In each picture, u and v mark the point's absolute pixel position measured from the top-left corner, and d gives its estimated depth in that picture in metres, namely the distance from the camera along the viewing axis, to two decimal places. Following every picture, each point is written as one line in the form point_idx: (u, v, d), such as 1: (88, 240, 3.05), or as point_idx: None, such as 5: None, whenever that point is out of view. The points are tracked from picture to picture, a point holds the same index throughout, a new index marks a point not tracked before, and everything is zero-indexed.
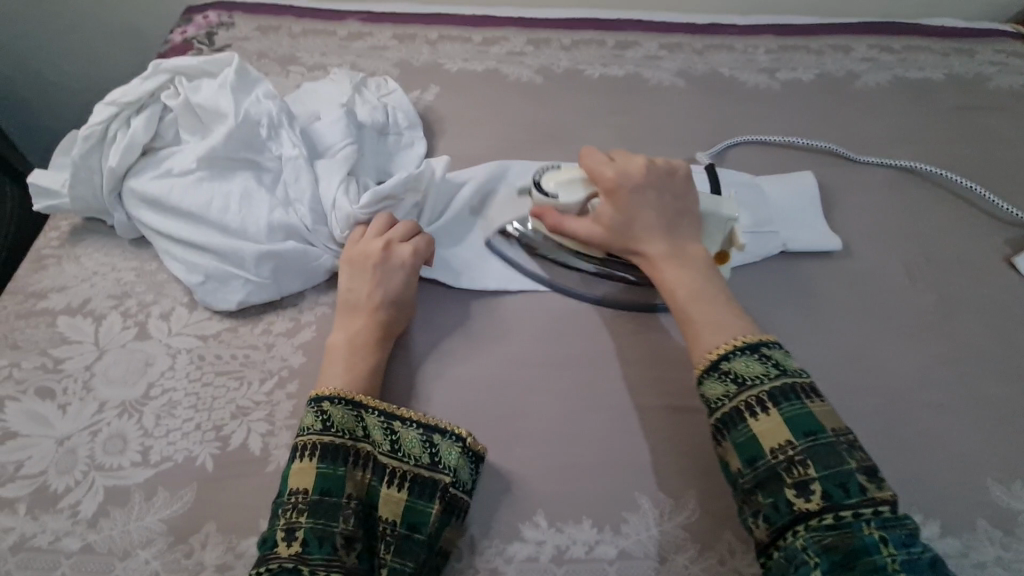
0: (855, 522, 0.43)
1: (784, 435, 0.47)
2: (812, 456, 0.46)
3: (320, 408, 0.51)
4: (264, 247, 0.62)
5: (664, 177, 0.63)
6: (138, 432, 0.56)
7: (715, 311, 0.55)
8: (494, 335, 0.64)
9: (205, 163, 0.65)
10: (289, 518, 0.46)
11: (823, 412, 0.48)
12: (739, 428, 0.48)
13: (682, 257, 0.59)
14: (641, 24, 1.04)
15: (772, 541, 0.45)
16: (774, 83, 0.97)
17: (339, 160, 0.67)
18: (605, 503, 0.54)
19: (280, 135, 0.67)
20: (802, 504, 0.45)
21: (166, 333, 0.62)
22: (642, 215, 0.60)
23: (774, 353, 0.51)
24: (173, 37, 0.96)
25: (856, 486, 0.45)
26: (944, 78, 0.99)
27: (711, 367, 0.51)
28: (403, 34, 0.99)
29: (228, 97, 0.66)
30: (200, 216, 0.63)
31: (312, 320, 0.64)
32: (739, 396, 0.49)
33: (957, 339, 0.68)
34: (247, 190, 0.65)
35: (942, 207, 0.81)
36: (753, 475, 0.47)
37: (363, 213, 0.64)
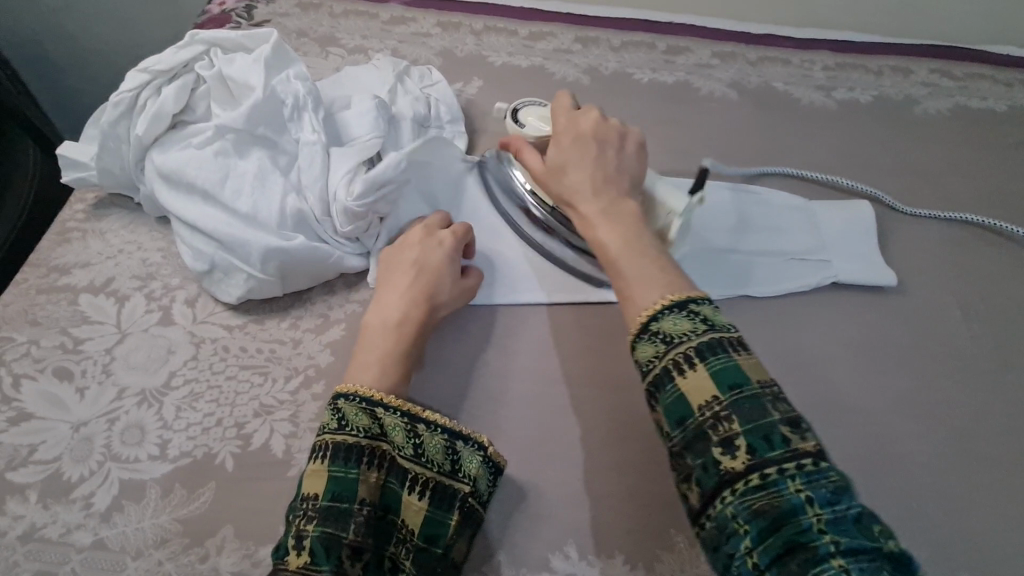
0: (780, 480, 0.39)
1: (709, 391, 0.43)
2: (736, 410, 0.42)
3: (336, 407, 0.48)
4: (274, 240, 0.57)
5: (605, 139, 0.61)
6: (157, 423, 0.53)
7: (646, 267, 0.51)
8: (531, 348, 0.61)
9: (223, 140, 0.59)
10: (299, 523, 0.43)
11: (750, 364, 0.44)
12: (667, 389, 0.44)
13: (615, 214, 0.56)
14: (694, 29, 1.00)
15: (703, 508, 0.41)
16: (830, 102, 0.93)
17: (359, 150, 0.62)
18: (642, 538, 0.51)
19: (303, 118, 0.62)
20: (728, 464, 0.40)
21: (191, 321, 0.60)
22: (579, 173, 0.58)
23: (703, 308, 0.48)
24: (211, 8, 0.93)
25: (779, 438, 0.41)
26: (1007, 109, 0.95)
27: (642, 329, 0.48)
28: (447, 22, 0.95)
29: (260, 71, 0.60)
30: (210, 198, 0.58)
31: (342, 318, 0.61)
32: (668, 354, 0.45)
33: (1014, 389, 0.65)
34: (261, 173, 0.59)
35: (1003, 247, 0.77)
36: (681, 438, 0.43)
37: (354, 205, 0.58)
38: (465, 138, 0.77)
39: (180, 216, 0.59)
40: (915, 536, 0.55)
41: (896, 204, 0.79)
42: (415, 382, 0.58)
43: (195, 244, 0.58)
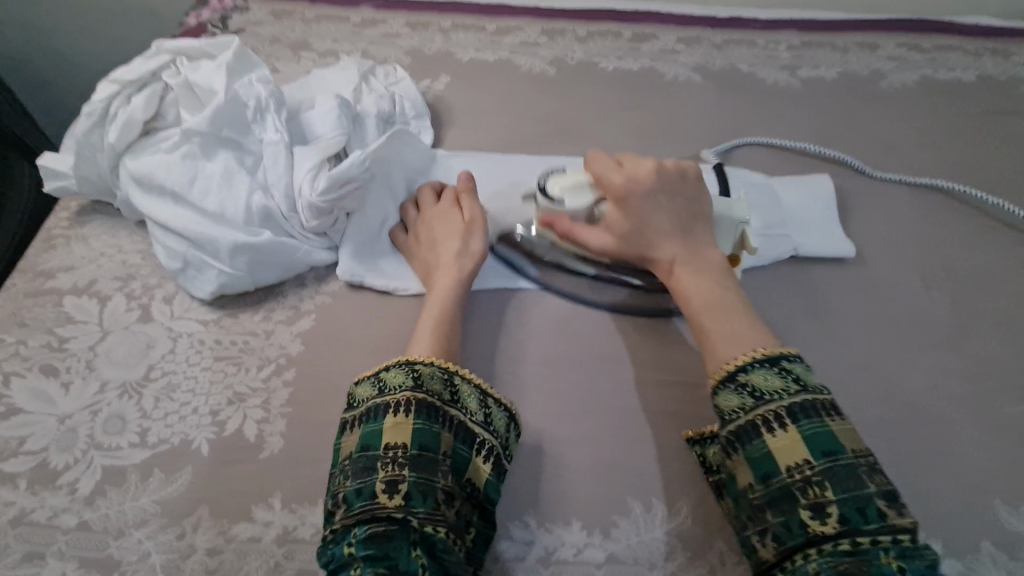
0: (872, 549, 0.41)
1: (801, 454, 0.45)
2: (831, 478, 0.44)
3: (411, 369, 0.50)
4: (241, 237, 0.60)
5: (675, 181, 0.61)
6: (137, 413, 0.56)
7: (728, 320, 0.53)
8: (492, 330, 0.64)
9: (190, 143, 0.62)
10: (390, 471, 0.45)
11: (845, 431, 0.46)
12: (754, 443, 0.47)
13: (698, 265, 0.58)
14: (660, 16, 1.02)
15: (780, 561, 0.44)
16: (795, 80, 0.94)
17: (321, 148, 0.64)
18: (597, 505, 0.53)
19: (266, 119, 0.64)
20: (816, 527, 0.43)
21: (169, 316, 0.63)
22: (655, 221, 0.59)
23: (795, 367, 0.49)
24: (187, 20, 0.96)
25: (874, 512, 0.42)
26: (975, 79, 0.95)
27: (727, 379, 0.50)
28: (416, 22, 0.98)
29: (224, 77, 0.63)
30: (179, 199, 0.61)
31: (312, 309, 0.64)
32: (755, 410, 0.47)
33: (971, 353, 0.66)
34: (227, 174, 0.62)
35: (965, 215, 0.78)
36: (765, 492, 0.45)
37: (320, 200, 0.61)
38: (431, 132, 0.80)
39: (153, 217, 0.61)
40: None
41: (865, 168, 0.82)
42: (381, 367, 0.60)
43: (169, 244, 0.61)
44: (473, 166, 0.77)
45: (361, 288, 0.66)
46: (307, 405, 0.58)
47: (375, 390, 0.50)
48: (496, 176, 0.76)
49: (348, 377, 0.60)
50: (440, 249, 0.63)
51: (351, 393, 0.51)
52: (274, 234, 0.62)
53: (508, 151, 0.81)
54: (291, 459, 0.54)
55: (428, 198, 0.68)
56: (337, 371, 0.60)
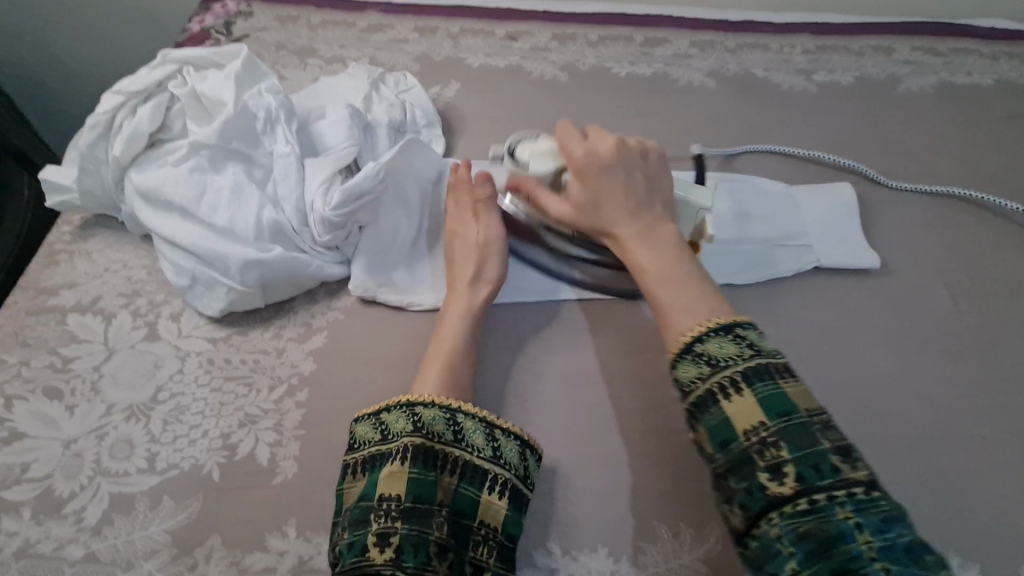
0: (829, 506, 0.38)
1: (756, 416, 0.42)
2: (785, 437, 0.41)
3: (410, 412, 0.49)
4: (251, 252, 0.58)
5: (635, 158, 0.59)
6: (144, 437, 0.54)
7: (683, 293, 0.50)
8: (509, 347, 0.62)
9: (198, 156, 0.60)
10: (382, 523, 0.44)
11: (798, 392, 0.43)
12: (711, 411, 0.43)
13: (653, 238, 0.54)
14: (672, 20, 1.00)
15: (747, 529, 0.40)
16: (811, 85, 0.92)
17: (333, 159, 0.62)
18: (623, 530, 0.51)
19: (276, 131, 0.62)
20: (774, 488, 0.40)
21: (176, 335, 0.61)
22: (611, 193, 0.56)
23: (749, 333, 0.46)
24: (191, 26, 0.94)
25: (829, 467, 0.39)
26: (993, 83, 0.94)
27: (684, 349, 0.47)
28: (424, 27, 0.96)
29: (232, 87, 0.61)
30: (187, 213, 0.59)
31: (324, 325, 0.62)
32: (711, 377, 0.44)
33: (1002, 366, 0.64)
34: (236, 187, 0.60)
35: (989, 223, 0.76)
36: (726, 461, 0.42)
37: (332, 214, 0.59)
38: (442, 141, 0.78)
39: (159, 232, 0.59)
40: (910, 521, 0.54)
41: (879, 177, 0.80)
42: (398, 386, 0.59)
43: (176, 260, 0.59)
44: None
45: (375, 304, 0.64)
46: (321, 427, 0.56)
47: (378, 434, 0.49)
48: None
49: (363, 397, 0.58)
50: (465, 262, 0.63)
51: (352, 432, 0.51)
52: (285, 249, 0.60)
53: None
54: (306, 484, 0.52)
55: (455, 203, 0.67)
56: (352, 391, 0.58)
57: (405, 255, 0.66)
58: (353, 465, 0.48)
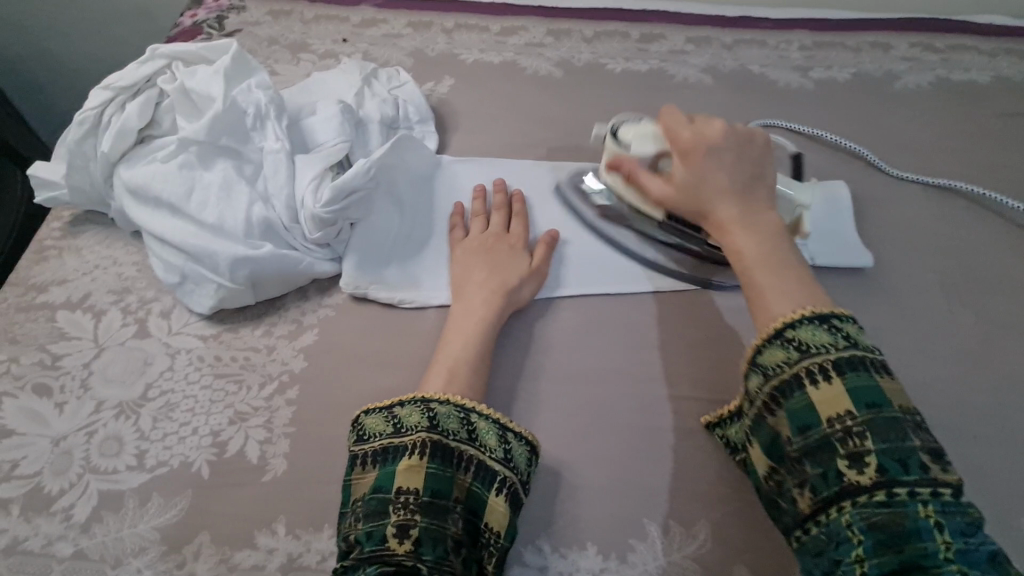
0: (909, 501, 0.38)
1: (844, 405, 0.41)
2: (872, 429, 0.40)
3: (426, 408, 0.49)
4: (240, 250, 0.58)
5: (744, 142, 0.57)
6: (134, 434, 0.54)
7: (787, 283, 0.48)
8: (501, 345, 0.62)
9: (188, 152, 0.60)
10: (401, 515, 0.44)
11: (892, 388, 0.42)
12: (794, 395, 0.43)
13: (758, 223, 0.52)
14: (669, 15, 0.99)
15: (813, 514, 0.40)
16: (807, 82, 0.92)
17: (323, 157, 0.62)
18: (613, 528, 0.52)
19: (266, 127, 0.62)
20: (853, 477, 0.39)
21: (166, 332, 0.61)
22: (714, 174, 0.54)
23: (845, 325, 0.45)
24: (183, 21, 0.93)
25: (917, 464, 0.39)
26: (991, 81, 0.93)
27: (774, 334, 0.45)
28: (418, 22, 0.95)
29: (221, 82, 0.61)
30: (176, 210, 0.58)
31: (315, 322, 0.62)
32: (799, 363, 0.43)
33: (995, 365, 0.64)
34: (226, 183, 0.59)
35: (984, 221, 0.76)
36: (803, 445, 0.42)
37: (323, 212, 0.59)
38: (435, 137, 0.78)
39: (148, 229, 0.59)
40: None
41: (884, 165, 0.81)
42: (389, 383, 0.59)
43: (166, 257, 0.59)
44: (479, 174, 0.75)
45: (366, 302, 0.64)
46: (311, 424, 0.56)
47: (389, 427, 0.48)
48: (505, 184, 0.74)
49: (354, 395, 0.58)
50: (502, 270, 0.63)
51: (359, 423, 0.50)
52: (275, 247, 0.60)
53: (514, 157, 0.79)
54: (296, 482, 0.52)
55: (498, 219, 0.68)
56: (342, 388, 0.58)
57: (397, 253, 0.66)
58: (363, 456, 0.48)
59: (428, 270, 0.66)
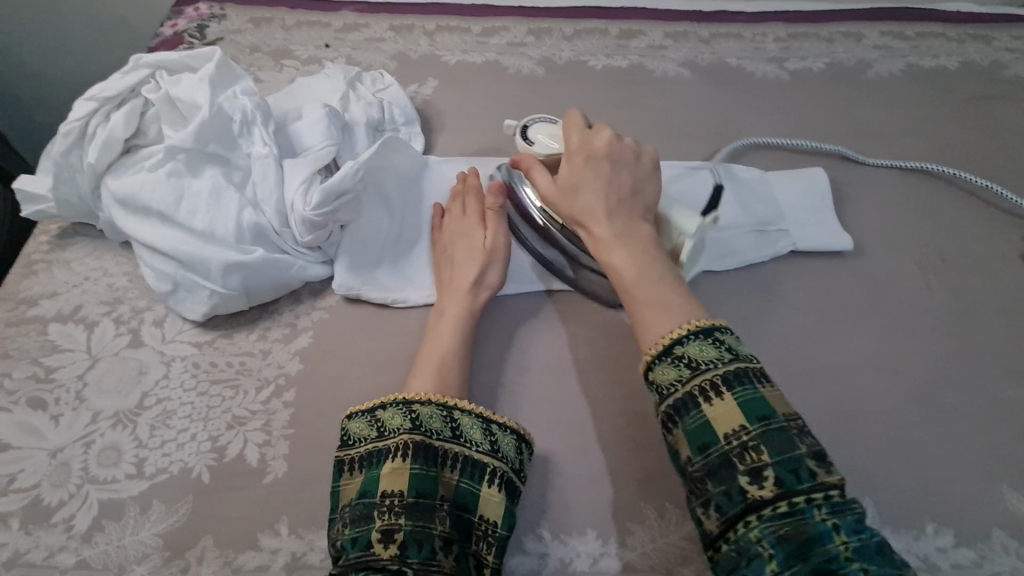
0: (806, 508, 0.40)
1: (736, 421, 0.44)
2: (764, 441, 0.43)
3: (407, 410, 0.50)
4: (232, 256, 0.58)
5: (627, 155, 0.60)
6: (132, 443, 0.55)
7: (661, 296, 0.52)
8: (494, 339, 0.63)
9: (174, 159, 0.60)
10: (386, 519, 0.44)
11: (775, 397, 0.46)
12: (692, 414, 0.45)
13: (631, 238, 0.56)
14: (647, 12, 1.01)
15: (722, 532, 0.42)
16: (783, 73, 0.94)
17: (311, 161, 0.62)
18: (611, 514, 0.53)
19: (253, 133, 0.62)
20: (754, 492, 0.41)
21: (160, 340, 0.61)
22: (593, 191, 0.58)
23: (727, 337, 0.48)
24: (164, 31, 0.93)
25: (806, 471, 0.42)
26: (960, 66, 0.96)
27: (663, 352, 0.48)
28: (399, 25, 0.96)
29: (206, 90, 0.61)
30: (165, 218, 0.59)
31: (309, 325, 0.63)
32: (691, 381, 0.46)
33: (972, 339, 0.66)
34: (214, 190, 0.60)
35: (956, 202, 0.79)
36: (705, 464, 0.44)
37: (313, 214, 0.59)
38: (422, 138, 0.78)
39: (137, 238, 0.59)
40: (892, 489, 0.56)
41: (860, 155, 0.82)
42: (385, 381, 0.59)
43: (157, 266, 0.59)
44: None
45: (360, 303, 0.65)
46: (309, 426, 0.56)
47: (373, 431, 0.49)
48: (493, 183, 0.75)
49: (352, 394, 0.58)
50: (461, 262, 0.64)
51: (344, 429, 0.51)
52: (267, 252, 0.60)
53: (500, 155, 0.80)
54: (296, 483, 0.53)
55: (457, 207, 0.69)
56: (338, 389, 0.59)
57: (387, 255, 0.67)
58: (350, 462, 0.49)
59: (420, 271, 0.67)
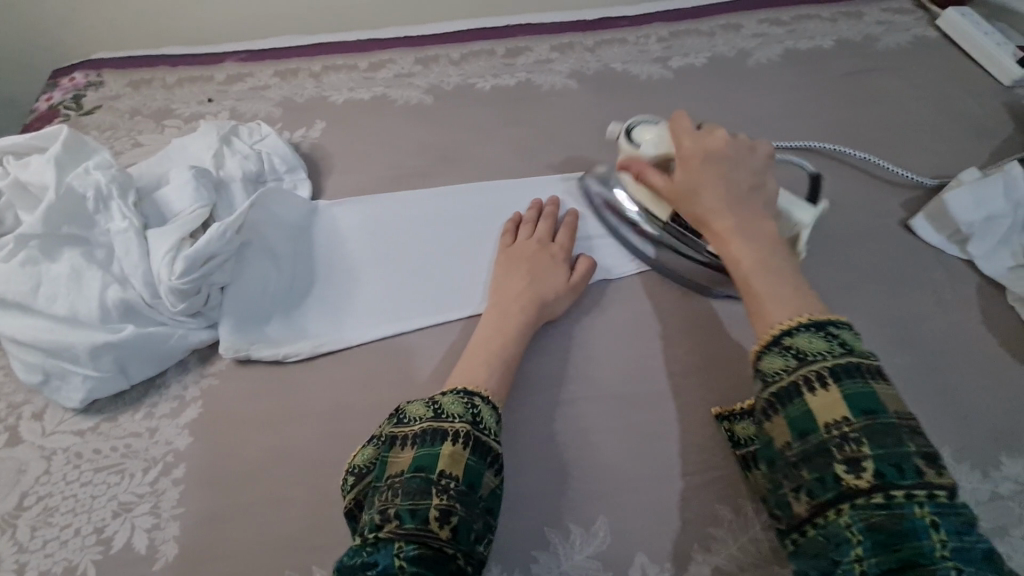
0: (906, 503, 0.39)
1: (840, 412, 0.43)
2: (868, 434, 0.41)
3: (469, 402, 0.50)
4: (99, 338, 0.56)
5: (744, 153, 0.60)
6: (12, 548, 0.52)
7: (779, 286, 0.51)
8: (392, 380, 0.62)
9: (27, 246, 0.58)
10: (443, 499, 0.44)
11: (888, 394, 0.44)
12: (794, 402, 0.44)
13: (753, 232, 0.55)
14: (532, 27, 1.03)
15: (812, 517, 0.42)
16: (667, 72, 0.96)
17: (178, 227, 0.61)
18: (514, 544, 0.53)
19: (110, 207, 0.60)
20: (849, 480, 0.40)
21: (40, 434, 0.58)
22: (710, 186, 0.58)
23: (843, 333, 0.46)
24: (38, 106, 0.91)
25: (912, 468, 0.40)
26: (834, 44, 1.00)
27: (772, 342, 0.47)
28: (284, 71, 0.95)
29: (54, 171, 0.59)
30: (24, 308, 0.56)
31: (197, 395, 0.61)
32: (798, 370, 0.45)
33: (860, 312, 0.68)
34: (74, 272, 0.58)
35: (839, 179, 0.82)
36: (802, 450, 0.43)
37: (180, 283, 0.58)
38: (308, 183, 0.78)
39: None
40: None
41: None
42: (279, 441, 0.58)
43: (23, 357, 0.57)
44: (355, 214, 0.76)
45: (249, 363, 0.63)
46: (201, 501, 0.54)
47: (431, 412, 0.49)
48: (383, 219, 0.75)
49: (244, 460, 0.57)
50: (543, 279, 0.65)
51: (400, 409, 0.50)
52: (139, 326, 0.59)
53: (391, 190, 0.80)
54: (188, 565, 0.51)
55: (541, 228, 0.70)
56: (230, 456, 0.57)
57: (278, 308, 0.66)
58: (403, 437, 0.48)
59: (314, 319, 0.66)
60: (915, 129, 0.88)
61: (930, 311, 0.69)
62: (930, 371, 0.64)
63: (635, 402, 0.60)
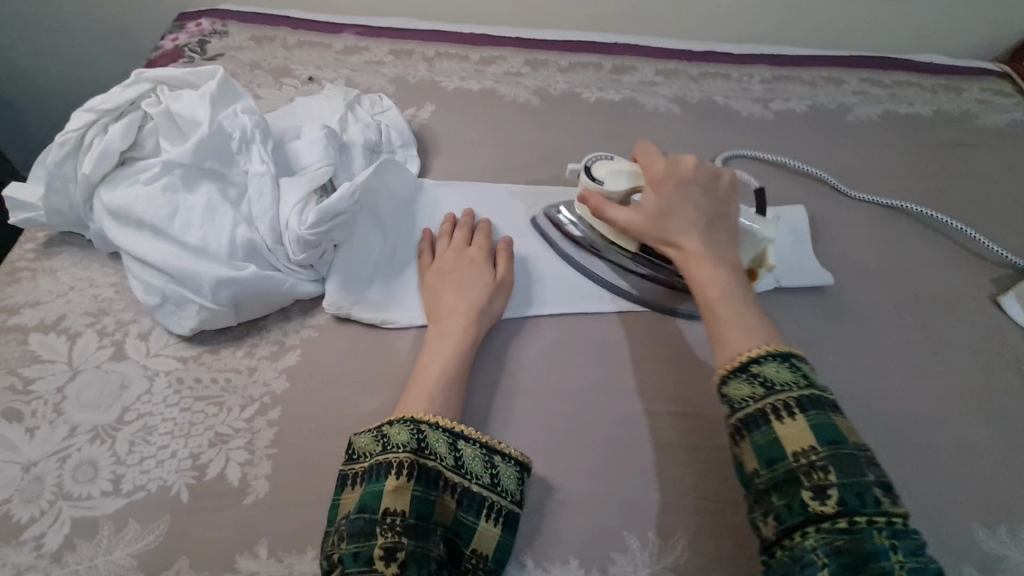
0: (866, 528, 0.40)
1: (806, 440, 0.44)
2: (833, 462, 0.43)
3: (416, 429, 0.49)
4: (223, 272, 0.58)
5: (709, 179, 0.61)
6: (110, 459, 0.53)
7: (742, 314, 0.52)
8: (484, 362, 0.63)
9: (171, 174, 0.60)
10: (389, 538, 0.45)
11: (845, 424, 0.46)
12: (761, 429, 0.45)
13: (715, 256, 0.57)
14: (639, 49, 1.05)
15: (779, 539, 0.42)
16: (767, 113, 0.98)
17: (308, 180, 0.63)
18: (592, 542, 0.53)
19: (251, 150, 0.63)
20: (816, 506, 0.41)
21: (144, 353, 0.60)
22: (682, 211, 0.59)
23: (803, 364, 0.48)
24: (164, 44, 0.95)
25: (871, 497, 0.41)
26: (933, 114, 1.01)
27: (739, 368, 0.49)
28: (399, 50, 0.98)
29: (206, 107, 0.62)
30: (157, 231, 0.59)
31: (297, 343, 0.62)
32: (764, 398, 0.46)
33: (944, 377, 0.69)
34: (209, 205, 0.60)
35: (930, 244, 0.82)
36: (769, 476, 0.44)
37: (309, 234, 0.60)
38: (417, 161, 0.80)
39: (130, 250, 0.59)
40: None
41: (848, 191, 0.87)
42: (372, 401, 0.59)
43: (146, 278, 0.59)
44: (460, 198, 0.77)
45: (349, 323, 0.65)
46: (293, 446, 0.56)
47: (378, 446, 0.49)
48: (485, 208, 0.77)
49: (336, 414, 0.58)
50: (468, 289, 0.64)
51: (350, 442, 0.51)
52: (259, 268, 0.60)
53: (492, 180, 0.82)
54: (276, 505, 0.52)
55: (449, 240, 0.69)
56: (324, 407, 0.58)
57: (380, 275, 0.68)
58: (353, 476, 0.49)
59: (410, 290, 0.67)
60: (1007, 209, 0.89)
61: (1015, 388, 0.69)
62: (1011, 446, 0.64)
63: (720, 425, 0.61)
